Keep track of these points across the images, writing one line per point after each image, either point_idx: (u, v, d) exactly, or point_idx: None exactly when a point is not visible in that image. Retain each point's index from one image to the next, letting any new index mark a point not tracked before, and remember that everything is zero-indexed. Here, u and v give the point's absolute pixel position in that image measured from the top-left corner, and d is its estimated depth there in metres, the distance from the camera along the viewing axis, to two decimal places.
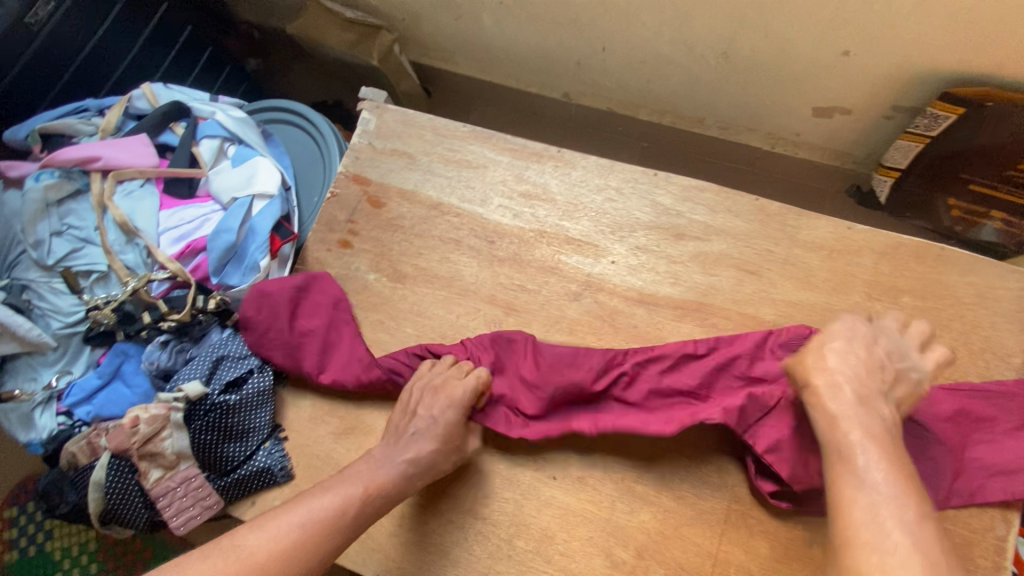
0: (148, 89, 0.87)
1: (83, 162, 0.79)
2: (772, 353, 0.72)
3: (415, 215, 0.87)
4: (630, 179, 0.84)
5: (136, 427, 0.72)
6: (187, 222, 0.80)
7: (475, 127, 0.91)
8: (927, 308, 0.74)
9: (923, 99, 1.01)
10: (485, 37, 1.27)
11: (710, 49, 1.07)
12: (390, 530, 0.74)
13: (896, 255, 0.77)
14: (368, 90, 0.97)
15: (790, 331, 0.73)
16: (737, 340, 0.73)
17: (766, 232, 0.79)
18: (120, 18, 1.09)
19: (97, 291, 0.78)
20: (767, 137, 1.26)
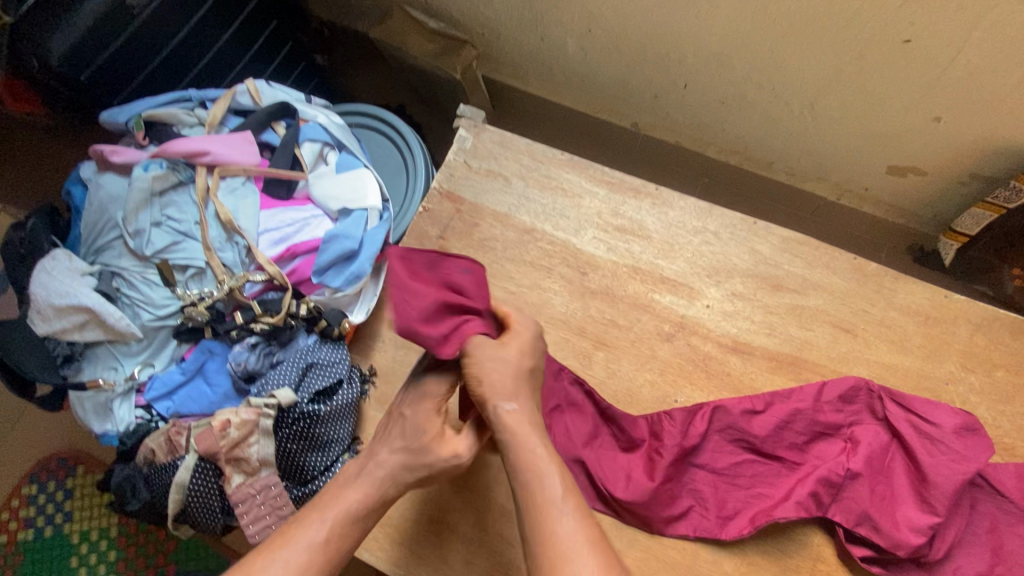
0: (252, 85, 0.86)
1: (191, 155, 0.78)
2: (831, 406, 0.73)
3: (507, 238, 0.87)
4: (729, 225, 0.84)
5: (226, 430, 0.70)
6: (288, 225, 0.80)
7: (573, 156, 0.91)
8: (1020, 384, 0.75)
9: (1006, 171, 1.02)
10: (567, 61, 1.28)
11: (797, 97, 1.09)
12: (465, 558, 0.73)
13: (992, 328, 0.77)
14: (465, 107, 0.96)
15: (843, 382, 0.74)
16: (809, 396, 0.73)
17: (863, 291, 0.79)
18: (212, 11, 1.09)
19: (191, 287, 0.77)
20: (833, 188, 1.27)
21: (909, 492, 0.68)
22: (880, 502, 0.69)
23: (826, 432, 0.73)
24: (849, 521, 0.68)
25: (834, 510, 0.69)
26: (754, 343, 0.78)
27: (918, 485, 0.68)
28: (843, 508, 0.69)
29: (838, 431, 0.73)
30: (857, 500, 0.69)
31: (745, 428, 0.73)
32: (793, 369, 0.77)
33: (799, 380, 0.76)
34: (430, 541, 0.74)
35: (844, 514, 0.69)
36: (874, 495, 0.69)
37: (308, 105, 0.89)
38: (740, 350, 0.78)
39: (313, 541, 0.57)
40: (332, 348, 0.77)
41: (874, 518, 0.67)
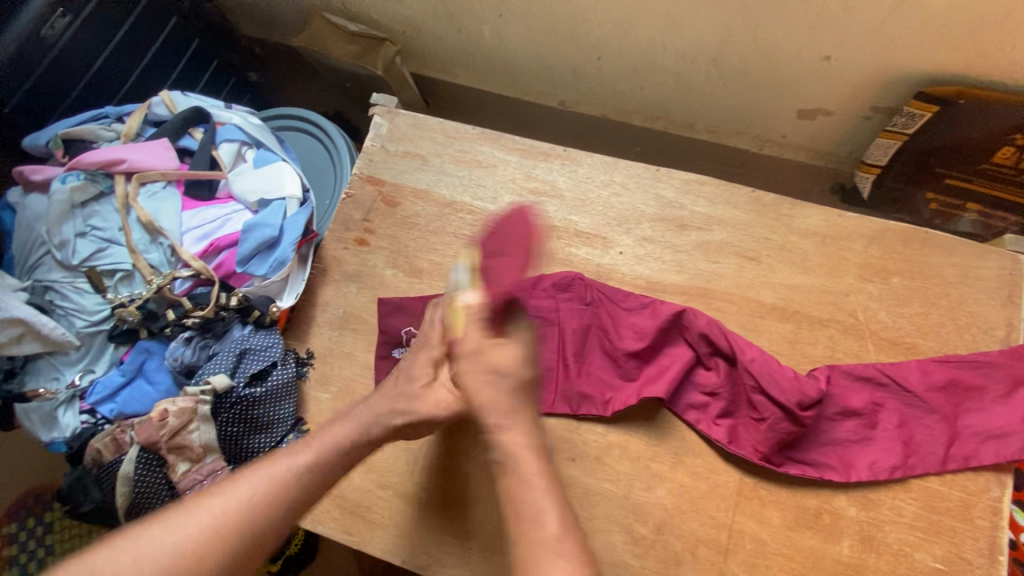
0: (166, 96, 0.90)
1: (107, 165, 0.81)
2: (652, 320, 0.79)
3: (429, 213, 0.90)
4: (634, 175, 0.88)
5: (164, 419, 0.73)
6: (209, 222, 0.83)
7: (484, 129, 0.95)
8: (916, 288, 0.79)
9: (901, 99, 1.08)
10: (486, 49, 1.33)
11: (700, 55, 1.14)
12: (413, 516, 0.76)
13: (884, 239, 0.82)
14: (379, 96, 1.00)
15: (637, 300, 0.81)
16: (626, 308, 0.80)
17: (763, 221, 0.84)
18: (130, 32, 1.12)
19: (121, 290, 0.79)
20: (755, 139, 1.32)
21: (785, 393, 0.72)
22: (771, 407, 0.73)
23: (715, 354, 0.77)
24: (749, 431, 0.74)
25: (738, 425, 0.75)
26: (666, 281, 0.83)
27: (795, 385, 0.72)
28: (741, 419, 0.75)
29: (716, 345, 0.76)
30: (754, 413, 0.74)
31: (633, 358, 0.78)
32: (704, 300, 0.81)
33: (711, 310, 0.81)
34: (379, 505, 0.77)
35: (746, 425, 0.75)
36: (763, 401, 0.73)
37: (224, 109, 0.93)
38: (653, 289, 0.83)
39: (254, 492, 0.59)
40: (264, 334, 0.80)
41: (768, 426, 0.73)
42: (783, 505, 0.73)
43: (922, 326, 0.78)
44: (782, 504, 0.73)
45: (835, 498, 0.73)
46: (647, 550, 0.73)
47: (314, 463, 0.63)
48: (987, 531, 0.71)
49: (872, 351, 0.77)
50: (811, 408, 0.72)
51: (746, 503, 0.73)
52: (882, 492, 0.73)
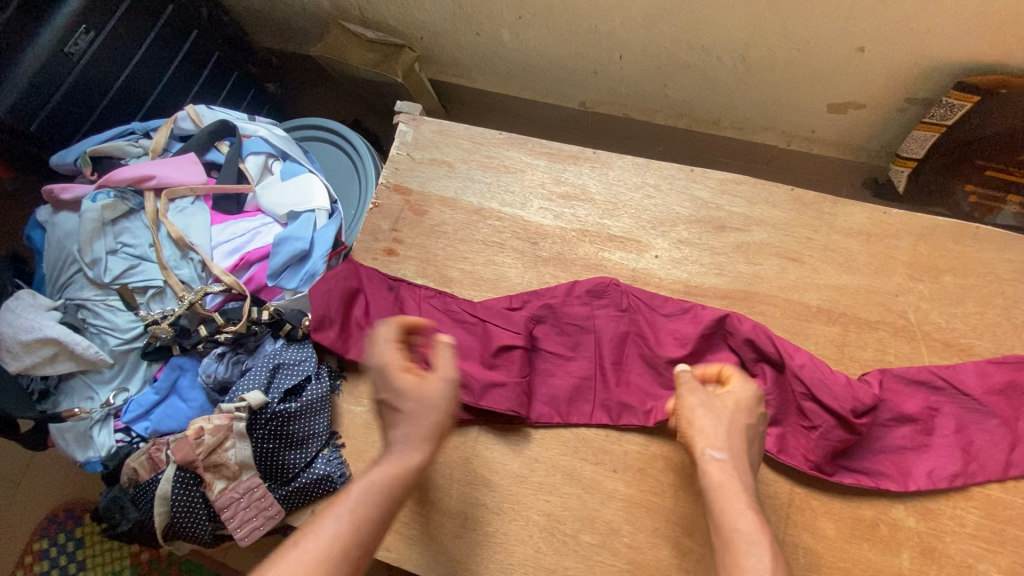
0: (192, 111, 0.89)
1: (137, 181, 0.81)
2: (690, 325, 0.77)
3: (457, 221, 0.89)
4: (667, 177, 0.86)
5: (201, 437, 0.72)
6: (239, 236, 0.82)
7: (511, 134, 0.93)
8: (969, 286, 0.76)
9: (938, 90, 1.05)
10: (505, 51, 1.31)
11: (727, 50, 1.11)
12: (453, 532, 0.74)
13: (933, 236, 0.78)
14: (402, 103, 0.99)
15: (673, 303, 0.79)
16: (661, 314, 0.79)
17: (804, 220, 0.81)
18: (152, 46, 1.12)
19: (153, 307, 0.79)
20: (782, 135, 1.29)
21: (838, 400, 0.69)
22: (823, 414, 0.70)
23: (760, 360, 0.75)
24: (800, 439, 0.71)
25: (788, 433, 0.72)
26: (705, 284, 0.80)
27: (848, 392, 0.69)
28: (791, 427, 0.72)
29: (762, 353, 0.74)
30: (804, 420, 0.71)
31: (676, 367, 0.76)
32: (746, 303, 0.79)
33: (753, 314, 0.78)
34: (418, 521, 0.75)
35: (796, 433, 0.72)
36: (814, 408, 0.70)
37: (250, 121, 0.92)
38: (692, 293, 0.80)
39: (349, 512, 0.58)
40: (297, 348, 0.79)
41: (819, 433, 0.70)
42: (838, 517, 0.70)
43: (977, 326, 0.75)
44: (837, 515, 0.70)
45: (892, 508, 0.70)
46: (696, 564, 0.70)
47: (403, 474, 0.63)
48: None
49: (925, 353, 0.74)
50: (865, 415, 0.69)
51: (798, 515, 0.70)
52: (942, 501, 0.70)
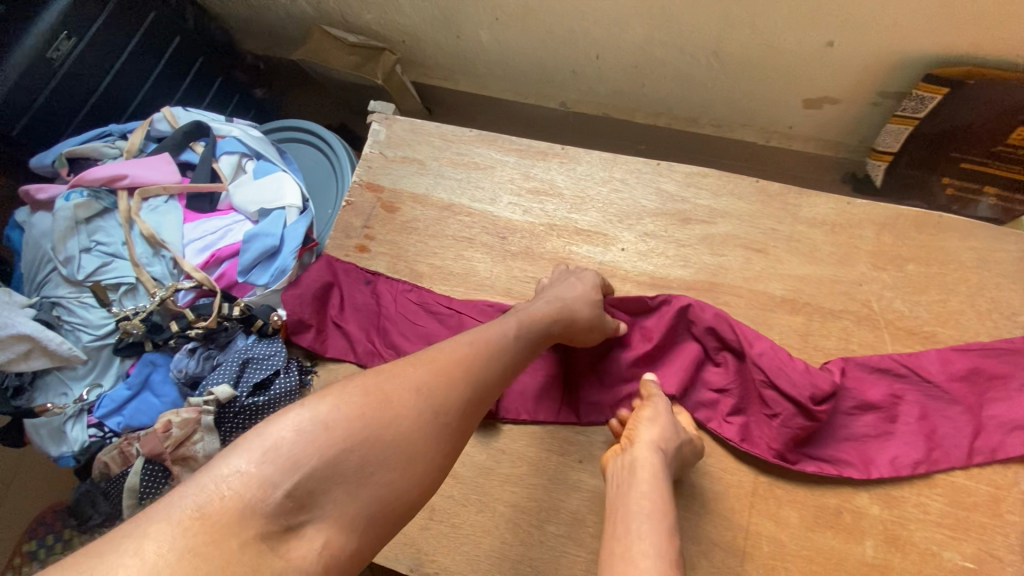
0: (168, 112, 0.91)
1: (111, 180, 0.83)
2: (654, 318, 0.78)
3: (428, 217, 0.90)
4: (634, 170, 0.87)
5: (168, 430, 0.73)
6: (211, 233, 0.83)
7: (481, 131, 0.94)
8: (932, 274, 0.76)
9: (908, 84, 1.05)
10: (484, 53, 1.33)
11: (700, 48, 1.13)
12: (420, 525, 0.75)
13: (896, 225, 0.79)
14: (376, 103, 1.00)
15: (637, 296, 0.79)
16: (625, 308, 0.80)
17: (769, 211, 0.82)
18: (135, 52, 1.15)
19: (126, 304, 0.80)
20: (760, 132, 1.30)
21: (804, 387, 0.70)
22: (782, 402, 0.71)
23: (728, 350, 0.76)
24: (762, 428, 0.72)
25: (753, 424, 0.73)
26: (671, 276, 0.81)
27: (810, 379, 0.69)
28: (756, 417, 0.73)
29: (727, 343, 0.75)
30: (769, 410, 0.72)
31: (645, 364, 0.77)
32: (710, 294, 0.79)
33: (718, 305, 0.78)
34: None
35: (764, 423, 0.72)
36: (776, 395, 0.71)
37: (225, 122, 0.94)
38: (658, 285, 0.81)
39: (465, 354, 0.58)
40: (267, 343, 0.80)
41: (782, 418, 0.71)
42: (801, 505, 0.70)
43: (940, 314, 0.75)
44: (800, 504, 0.70)
45: (855, 495, 0.70)
46: None
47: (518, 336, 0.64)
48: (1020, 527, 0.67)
49: (889, 342, 0.74)
50: (825, 402, 0.70)
51: (761, 504, 0.70)
52: (905, 488, 0.69)
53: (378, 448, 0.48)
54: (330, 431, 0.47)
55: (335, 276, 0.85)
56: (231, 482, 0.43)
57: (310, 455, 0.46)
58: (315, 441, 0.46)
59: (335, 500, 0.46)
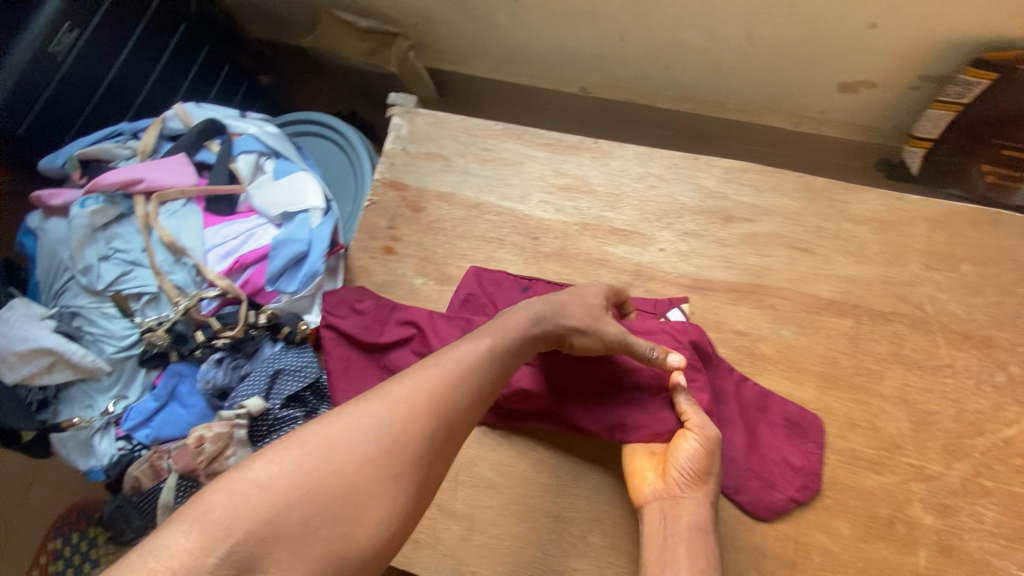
0: (180, 109, 0.87)
1: (126, 185, 0.79)
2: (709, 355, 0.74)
3: (456, 216, 0.86)
4: (671, 166, 0.83)
5: (201, 446, 0.71)
6: (232, 238, 0.80)
7: (509, 125, 0.90)
8: (988, 274, 0.73)
9: (952, 67, 1.00)
10: (502, 36, 1.27)
11: (732, 30, 1.07)
12: (459, 535, 0.74)
13: (950, 222, 0.75)
14: (396, 95, 0.96)
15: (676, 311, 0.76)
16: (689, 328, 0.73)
17: (814, 208, 0.78)
18: (140, 42, 1.10)
19: (149, 313, 0.77)
20: (790, 117, 1.25)
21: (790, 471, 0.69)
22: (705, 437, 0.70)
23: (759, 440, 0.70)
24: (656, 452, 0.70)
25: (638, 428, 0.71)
26: (713, 278, 0.78)
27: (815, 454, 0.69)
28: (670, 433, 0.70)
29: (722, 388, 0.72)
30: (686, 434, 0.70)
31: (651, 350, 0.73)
32: (755, 298, 0.76)
33: (763, 308, 0.75)
34: (422, 523, 0.74)
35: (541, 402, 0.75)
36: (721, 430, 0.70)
37: (240, 119, 0.90)
38: (700, 287, 0.78)
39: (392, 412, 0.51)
40: (297, 352, 0.78)
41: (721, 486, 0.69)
42: (852, 515, 0.67)
43: (998, 316, 0.71)
44: (851, 514, 0.67)
45: (911, 505, 0.67)
46: None
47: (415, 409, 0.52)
48: None
49: (943, 345, 0.71)
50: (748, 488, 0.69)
51: (811, 515, 0.68)
52: (961, 497, 0.67)
53: (320, 506, 0.46)
54: (258, 490, 0.46)
55: (487, 291, 0.80)
56: (165, 552, 0.42)
57: (254, 508, 0.45)
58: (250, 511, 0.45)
59: (278, 560, 0.44)
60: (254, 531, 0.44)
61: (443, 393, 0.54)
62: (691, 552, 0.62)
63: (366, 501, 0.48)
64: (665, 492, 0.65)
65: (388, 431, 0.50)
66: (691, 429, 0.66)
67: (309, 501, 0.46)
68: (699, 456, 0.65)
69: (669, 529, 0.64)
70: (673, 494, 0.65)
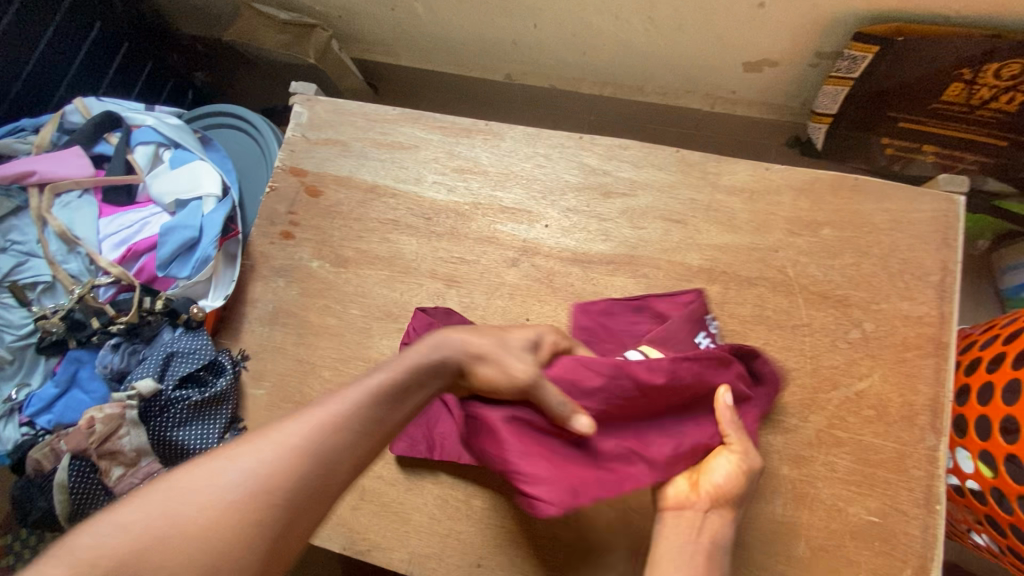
0: (80, 103, 0.90)
1: (20, 177, 0.81)
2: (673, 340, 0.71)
3: (352, 200, 0.89)
4: (557, 145, 0.86)
5: (92, 427, 0.74)
6: (127, 227, 0.82)
7: (405, 109, 0.92)
8: (846, 238, 0.77)
9: (842, 42, 1.03)
10: (422, 26, 1.29)
11: (634, 13, 1.10)
12: (352, 504, 0.77)
13: (814, 189, 0.79)
14: (297, 84, 0.97)
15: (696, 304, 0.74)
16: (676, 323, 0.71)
17: (689, 181, 0.81)
18: (54, 39, 1.11)
19: (46, 302, 0.80)
20: (705, 97, 1.28)
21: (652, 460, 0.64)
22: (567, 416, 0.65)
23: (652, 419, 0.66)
24: (485, 432, 0.65)
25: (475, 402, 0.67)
26: (592, 251, 0.81)
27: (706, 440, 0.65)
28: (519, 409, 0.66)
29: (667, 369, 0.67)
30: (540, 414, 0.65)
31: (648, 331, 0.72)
32: (630, 268, 0.79)
33: (638, 277, 0.79)
34: None
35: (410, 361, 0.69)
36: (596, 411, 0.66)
37: (143, 111, 0.92)
38: (580, 260, 0.81)
39: (273, 458, 0.48)
40: (192, 336, 0.80)
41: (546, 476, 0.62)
42: None
43: (854, 277, 0.76)
44: None
45: (768, 458, 0.72)
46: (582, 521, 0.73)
47: (309, 454, 0.49)
48: (922, 480, 0.69)
49: (803, 306, 0.75)
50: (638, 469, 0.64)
51: None
52: (815, 449, 0.72)
53: (190, 555, 0.43)
54: (118, 535, 0.43)
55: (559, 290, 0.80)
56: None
57: (114, 553, 0.42)
58: (99, 552, 0.42)
59: None
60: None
61: (339, 436, 0.51)
62: (710, 565, 0.60)
63: (232, 547, 0.45)
64: (687, 500, 0.63)
65: (270, 475, 0.48)
66: (733, 452, 0.65)
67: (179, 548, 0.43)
68: (733, 478, 0.63)
69: (691, 538, 0.61)
70: (699, 507, 0.63)
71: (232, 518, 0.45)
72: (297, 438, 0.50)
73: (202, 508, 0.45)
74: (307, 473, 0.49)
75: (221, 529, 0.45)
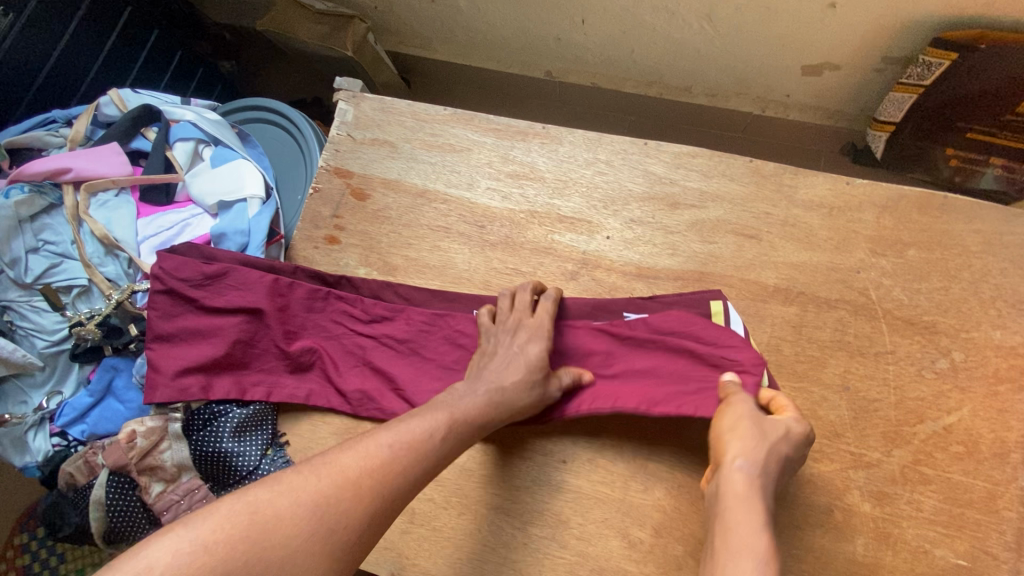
0: (115, 95, 0.85)
1: (53, 174, 0.77)
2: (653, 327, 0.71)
3: (401, 205, 0.84)
4: (620, 151, 0.81)
5: (133, 441, 0.71)
6: (166, 229, 0.79)
7: (456, 110, 0.87)
8: (933, 260, 0.72)
9: (915, 48, 0.98)
10: (463, 19, 1.24)
11: (692, 11, 1.04)
12: (401, 528, 0.73)
13: (898, 207, 0.74)
14: (342, 79, 0.92)
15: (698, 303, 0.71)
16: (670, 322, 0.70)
17: (763, 194, 0.76)
18: (83, 26, 1.07)
19: (80, 307, 0.76)
20: (757, 100, 1.23)
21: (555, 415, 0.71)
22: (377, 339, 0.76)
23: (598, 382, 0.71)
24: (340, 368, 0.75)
25: (325, 307, 0.77)
26: (658, 266, 0.76)
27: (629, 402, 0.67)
28: (253, 325, 0.74)
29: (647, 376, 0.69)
30: (389, 338, 0.76)
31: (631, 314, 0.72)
32: (699, 285, 0.75)
33: None
34: None
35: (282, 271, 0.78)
36: (346, 361, 0.76)
37: (179, 105, 0.88)
38: (644, 275, 0.76)
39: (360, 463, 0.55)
40: None
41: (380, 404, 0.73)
42: (790, 503, 0.67)
43: (942, 302, 0.71)
44: (789, 502, 0.67)
45: (848, 493, 0.67)
46: (646, 553, 0.69)
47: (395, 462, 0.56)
48: (1014, 523, 0.65)
49: (887, 332, 0.71)
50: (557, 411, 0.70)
51: None
52: (899, 485, 0.67)
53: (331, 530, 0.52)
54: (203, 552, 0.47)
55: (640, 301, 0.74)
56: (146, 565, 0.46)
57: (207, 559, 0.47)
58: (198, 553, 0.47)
59: None
60: (239, 575, 0.47)
61: (416, 453, 0.57)
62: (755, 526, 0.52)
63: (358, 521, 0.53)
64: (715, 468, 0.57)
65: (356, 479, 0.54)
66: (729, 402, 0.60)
67: (315, 538, 0.50)
68: (733, 420, 0.58)
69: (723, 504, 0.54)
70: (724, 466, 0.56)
71: (340, 518, 0.52)
72: (375, 443, 0.56)
73: (300, 516, 0.51)
74: (408, 474, 0.56)
75: (342, 529, 0.51)
